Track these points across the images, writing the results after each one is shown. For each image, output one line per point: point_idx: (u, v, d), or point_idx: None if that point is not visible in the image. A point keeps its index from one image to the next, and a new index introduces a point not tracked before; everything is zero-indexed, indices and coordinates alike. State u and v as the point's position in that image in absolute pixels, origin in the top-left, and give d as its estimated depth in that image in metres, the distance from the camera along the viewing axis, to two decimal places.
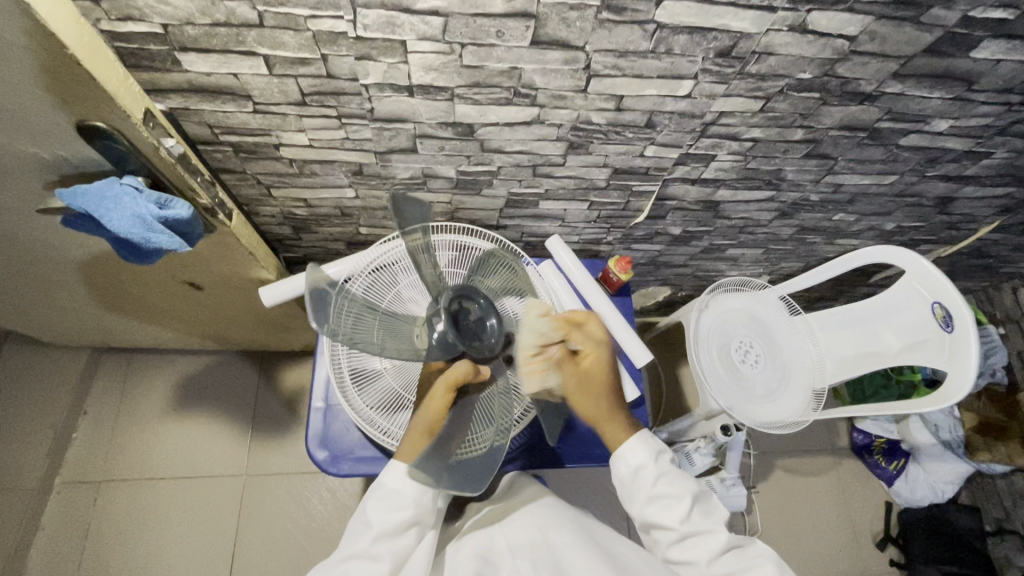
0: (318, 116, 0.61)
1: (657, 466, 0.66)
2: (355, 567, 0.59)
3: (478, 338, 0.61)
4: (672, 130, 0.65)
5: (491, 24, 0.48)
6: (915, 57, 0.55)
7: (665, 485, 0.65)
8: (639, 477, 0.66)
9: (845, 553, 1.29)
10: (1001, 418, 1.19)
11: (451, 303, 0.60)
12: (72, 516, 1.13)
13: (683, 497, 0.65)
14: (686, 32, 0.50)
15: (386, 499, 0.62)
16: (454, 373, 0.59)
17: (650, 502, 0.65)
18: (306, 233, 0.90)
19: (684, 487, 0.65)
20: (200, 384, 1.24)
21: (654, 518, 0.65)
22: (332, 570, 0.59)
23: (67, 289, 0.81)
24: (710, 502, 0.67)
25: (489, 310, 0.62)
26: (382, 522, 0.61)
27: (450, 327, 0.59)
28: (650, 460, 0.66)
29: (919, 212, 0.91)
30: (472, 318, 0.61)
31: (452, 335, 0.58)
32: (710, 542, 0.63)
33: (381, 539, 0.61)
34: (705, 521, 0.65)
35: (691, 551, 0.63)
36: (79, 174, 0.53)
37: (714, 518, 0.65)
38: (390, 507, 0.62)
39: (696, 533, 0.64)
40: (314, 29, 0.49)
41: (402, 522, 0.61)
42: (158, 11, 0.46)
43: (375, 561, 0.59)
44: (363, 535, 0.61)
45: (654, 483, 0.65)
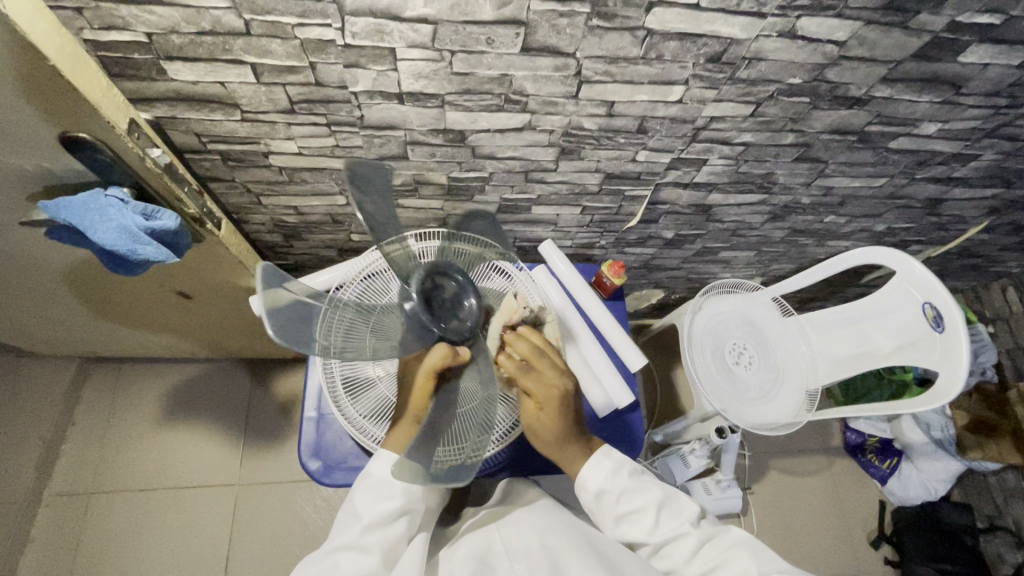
0: (308, 124, 0.60)
1: (616, 485, 0.65)
2: (344, 558, 0.58)
3: (451, 317, 0.57)
4: (664, 135, 0.65)
5: (482, 31, 0.48)
6: (904, 61, 0.56)
7: (629, 501, 0.65)
8: (602, 502, 0.65)
9: (840, 552, 1.29)
10: (994, 418, 1.20)
11: (424, 280, 0.57)
12: (62, 527, 1.11)
13: (648, 508, 0.64)
14: (677, 39, 0.50)
15: (374, 488, 0.61)
16: (431, 361, 0.55)
17: (620, 523, 0.65)
18: (297, 240, 0.90)
19: (646, 499, 0.65)
20: (191, 393, 1.23)
21: (628, 536, 0.65)
22: (322, 563, 0.59)
23: (53, 299, 0.80)
24: (676, 498, 0.67)
25: (466, 290, 0.58)
26: (371, 513, 0.60)
27: (421, 304, 0.55)
28: (608, 481, 0.65)
29: (909, 213, 0.92)
30: (449, 295, 0.57)
31: (422, 312, 0.55)
32: (684, 544, 0.64)
33: (370, 530, 0.60)
34: (674, 524, 0.65)
35: (670, 559, 0.64)
36: (65, 184, 0.53)
37: (683, 517, 0.65)
38: (378, 497, 0.61)
39: (668, 539, 0.64)
40: (302, 37, 0.48)
41: (391, 512, 0.60)
42: (143, 20, 0.46)
43: (364, 553, 0.59)
44: (351, 526, 0.60)
45: (617, 504, 0.65)
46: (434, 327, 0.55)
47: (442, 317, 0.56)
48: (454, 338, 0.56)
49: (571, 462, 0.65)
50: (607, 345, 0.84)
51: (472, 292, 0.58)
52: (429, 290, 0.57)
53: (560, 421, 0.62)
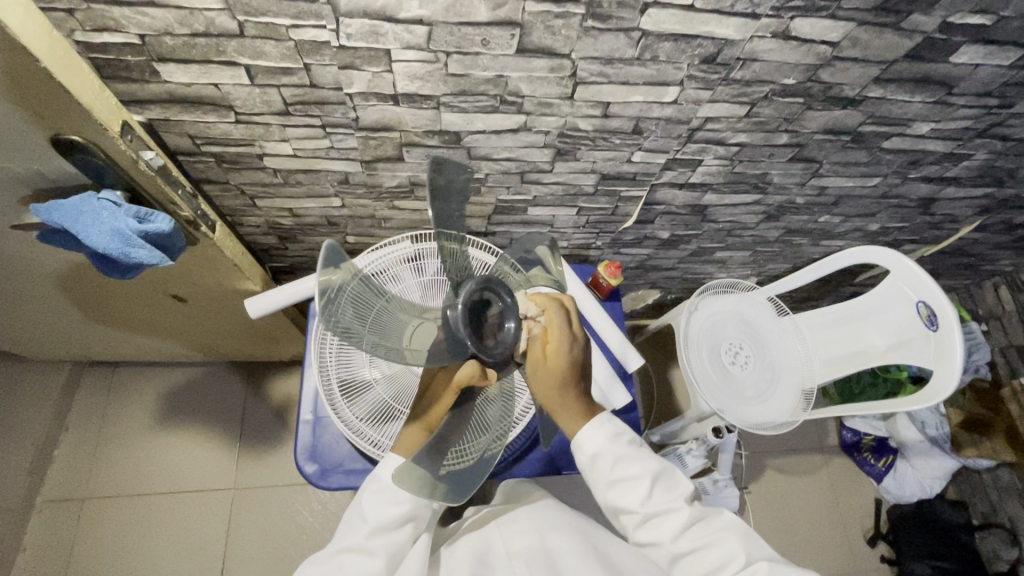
0: (302, 126, 0.60)
1: (613, 449, 0.63)
2: (349, 560, 0.58)
3: (489, 335, 0.55)
4: (658, 136, 0.65)
5: (477, 32, 0.48)
6: (896, 62, 0.56)
7: (624, 469, 0.63)
8: (597, 465, 0.63)
9: (837, 550, 1.29)
10: (986, 414, 1.22)
11: (471, 295, 0.55)
12: (56, 534, 1.10)
13: (643, 479, 0.62)
14: (671, 40, 0.50)
15: (383, 493, 0.61)
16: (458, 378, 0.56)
17: (611, 488, 0.63)
18: (293, 243, 0.89)
19: (642, 468, 0.63)
20: (187, 397, 1.22)
21: (616, 503, 0.63)
22: (326, 563, 0.58)
23: (46, 303, 0.79)
24: (672, 475, 0.65)
25: (511, 312, 0.57)
26: (379, 517, 0.59)
27: (465, 319, 0.53)
28: (606, 446, 0.63)
29: (902, 213, 0.92)
30: (490, 314, 0.56)
31: (462, 325, 0.53)
32: (675, 520, 0.62)
33: (377, 534, 0.59)
34: (667, 498, 0.63)
35: (656, 532, 0.62)
36: (57, 188, 0.52)
37: (676, 493, 0.63)
38: (385, 502, 0.60)
39: (659, 512, 0.62)
40: (297, 38, 0.48)
41: (398, 517, 0.60)
42: (135, 22, 0.45)
43: (370, 557, 0.58)
44: (357, 528, 0.60)
45: (611, 469, 0.63)
46: (472, 347, 0.53)
47: (483, 338, 0.54)
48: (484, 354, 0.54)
49: (568, 424, 0.63)
50: (604, 345, 0.84)
51: (514, 316, 0.57)
52: (474, 305, 0.55)
53: (568, 382, 0.60)
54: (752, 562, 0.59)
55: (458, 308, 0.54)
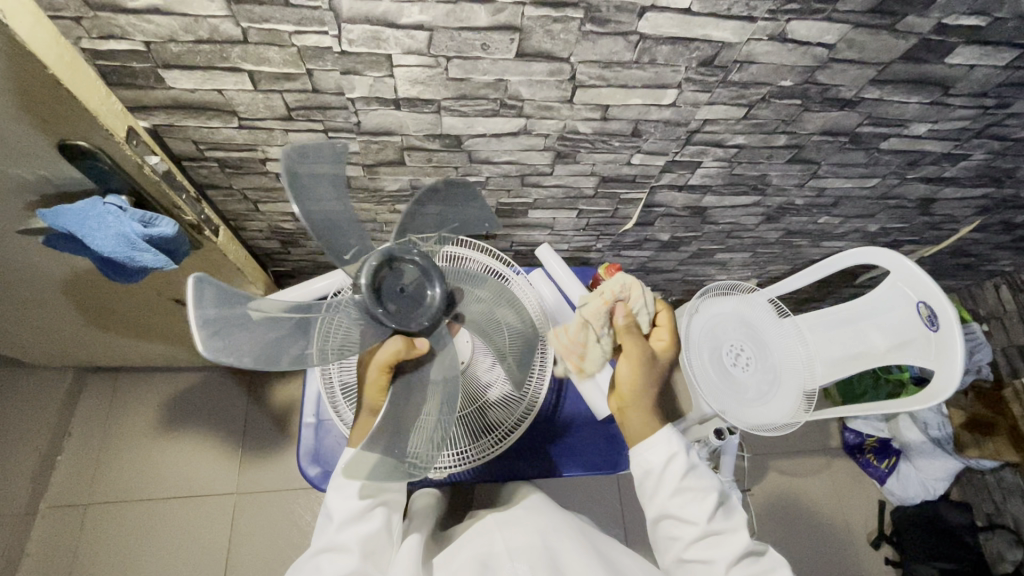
0: (305, 131, 0.60)
1: (687, 458, 0.64)
2: (326, 560, 0.58)
3: (411, 310, 0.55)
4: (658, 138, 0.66)
5: (477, 37, 0.48)
6: (892, 63, 0.57)
7: (692, 480, 0.63)
8: (669, 467, 0.63)
9: (840, 553, 1.29)
10: (987, 414, 1.21)
11: (376, 270, 0.54)
12: (58, 539, 1.10)
13: (709, 493, 0.63)
14: (669, 43, 0.51)
15: (342, 487, 0.62)
16: (384, 355, 0.53)
17: (676, 495, 0.63)
18: (295, 247, 0.90)
19: (710, 482, 0.64)
20: (189, 401, 1.22)
21: (678, 510, 0.62)
22: (306, 567, 0.59)
23: (50, 308, 0.80)
24: (730, 501, 0.66)
25: (428, 276, 0.56)
26: (343, 509, 0.60)
27: (371, 296, 0.53)
28: (680, 451, 0.64)
29: (901, 214, 0.93)
30: (409, 285, 0.55)
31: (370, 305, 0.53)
32: (733, 541, 0.62)
33: (345, 527, 0.60)
34: (728, 519, 0.63)
35: (712, 551, 0.61)
36: (64, 193, 0.53)
37: (734, 518, 0.64)
38: (346, 495, 0.61)
39: (719, 530, 0.62)
40: (299, 44, 0.49)
41: (362, 506, 0.61)
42: (140, 29, 0.46)
43: (345, 554, 0.59)
44: (327, 528, 0.61)
45: (683, 474, 0.63)
46: (388, 322, 0.54)
47: (394, 308, 0.54)
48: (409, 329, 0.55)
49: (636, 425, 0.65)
50: None
51: (434, 279, 0.56)
52: (384, 281, 0.55)
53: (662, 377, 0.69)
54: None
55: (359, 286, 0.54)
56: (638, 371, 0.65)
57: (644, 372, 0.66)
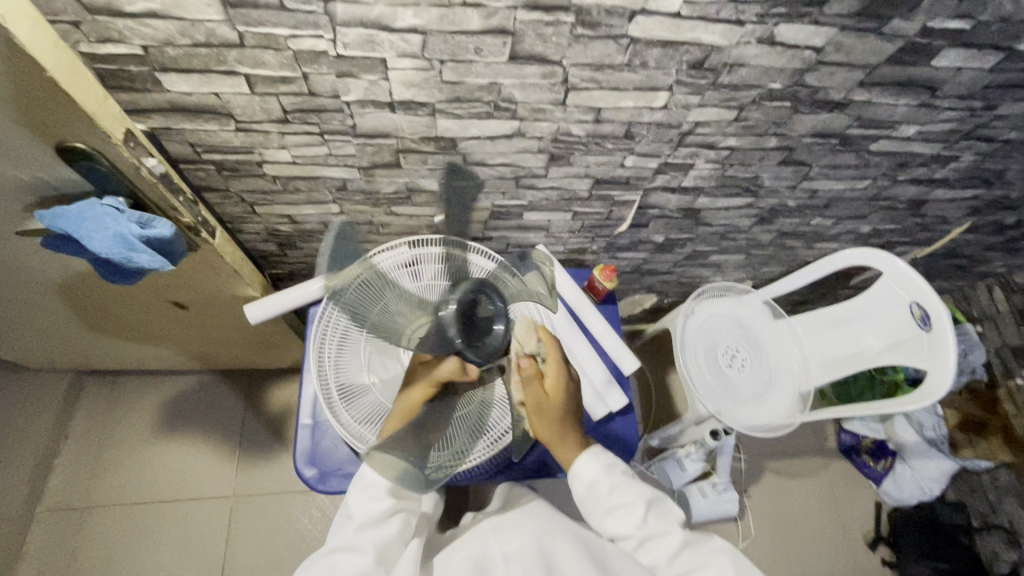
0: (301, 133, 0.61)
1: (609, 477, 0.67)
2: (340, 559, 0.59)
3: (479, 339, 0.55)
4: (650, 141, 0.67)
5: (470, 40, 0.49)
6: (880, 66, 0.57)
7: (619, 496, 0.66)
8: (595, 492, 0.66)
9: (837, 554, 1.29)
10: (981, 414, 1.23)
11: (464, 299, 0.55)
12: (55, 543, 1.10)
13: (637, 504, 0.65)
14: (660, 46, 0.52)
15: (366, 489, 0.63)
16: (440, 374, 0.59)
17: (606, 515, 0.65)
18: (292, 249, 0.90)
19: (637, 494, 0.66)
20: (186, 405, 1.22)
21: (613, 529, 0.65)
22: (321, 563, 0.60)
23: (48, 311, 0.80)
24: (664, 502, 0.68)
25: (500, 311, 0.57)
26: (366, 512, 0.62)
27: (454, 321, 0.54)
28: (600, 473, 0.66)
29: (893, 215, 0.94)
30: (483, 316, 0.56)
31: (451, 328, 0.54)
32: (669, 543, 0.64)
33: (364, 528, 0.61)
34: (661, 523, 0.65)
35: (653, 556, 0.64)
36: (62, 195, 0.53)
37: (669, 519, 0.66)
38: (370, 497, 0.63)
39: (653, 536, 0.64)
40: (295, 48, 0.49)
41: (385, 510, 0.62)
42: (138, 33, 0.47)
43: (360, 553, 0.59)
44: (347, 527, 0.62)
45: (609, 495, 0.66)
46: (461, 346, 0.55)
47: (467, 335, 0.55)
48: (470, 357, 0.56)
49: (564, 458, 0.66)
50: (601, 348, 0.84)
51: (504, 316, 0.57)
52: (467, 309, 0.55)
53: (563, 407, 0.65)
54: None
55: (449, 307, 0.54)
56: (537, 418, 0.64)
57: (547, 416, 0.64)
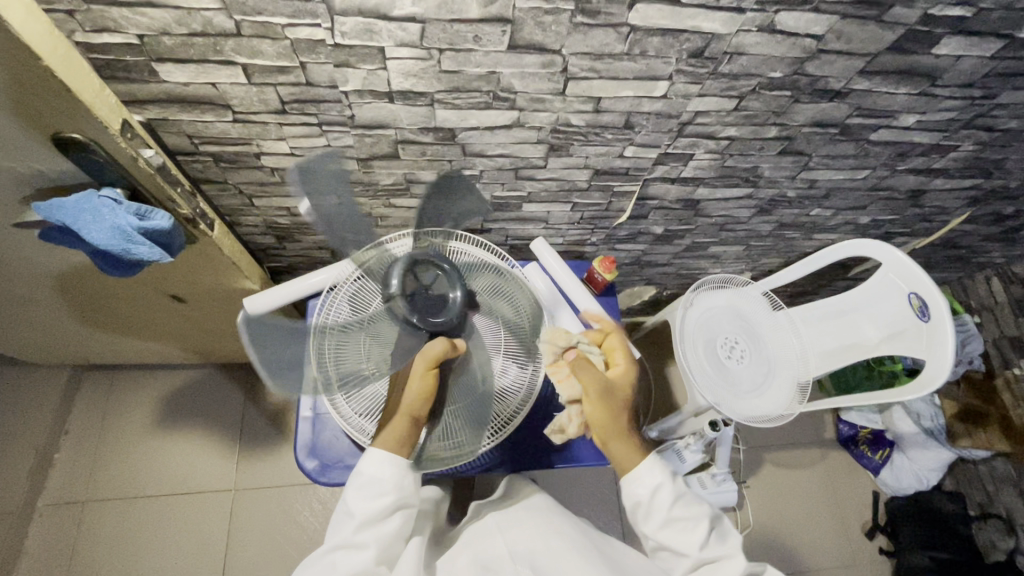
0: (299, 124, 0.61)
1: (674, 487, 0.65)
2: (340, 557, 0.59)
3: (439, 312, 0.58)
4: (650, 131, 0.66)
5: (468, 29, 0.49)
6: (880, 54, 0.57)
7: (681, 509, 0.64)
8: (657, 498, 0.64)
9: (835, 544, 1.30)
10: (979, 404, 1.24)
11: (405, 274, 0.57)
12: (57, 537, 1.10)
13: (703, 522, 0.64)
14: (659, 35, 0.52)
15: (364, 486, 0.61)
16: (432, 352, 0.58)
17: (666, 526, 0.64)
18: (290, 242, 0.90)
19: (699, 509, 0.65)
20: (185, 399, 1.22)
21: (670, 542, 0.64)
22: (320, 563, 0.59)
23: (46, 305, 0.80)
24: (725, 525, 0.67)
25: (450, 280, 0.59)
26: (366, 510, 0.61)
27: (404, 300, 0.57)
28: (665, 480, 0.65)
29: (892, 205, 0.94)
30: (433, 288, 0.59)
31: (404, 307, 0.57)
32: (730, 566, 0.62)
33: (364, 527, 0.60)
34: (722, 546, 0.64)
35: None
36: (59, 186, 0.53)
37: (730, 543, 0.65)
38: (370, 495, 0.61)
39: (714, 558, 0.63)
40: (292, 37, 0.49)
41: (384, 508, 0.61)
42: (134, 22, 0.46)
43: (360, 550, 0.59)
44: (346, 524, 0.61)
45: (671, 506, 0.64)
46: (421, 322, 0.57)
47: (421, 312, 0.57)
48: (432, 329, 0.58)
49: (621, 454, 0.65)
50: None
51: (455, 284, 0.59)
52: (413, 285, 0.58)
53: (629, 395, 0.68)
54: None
55: (392, 286, 0.57)
56: (606, 402, 0.65)
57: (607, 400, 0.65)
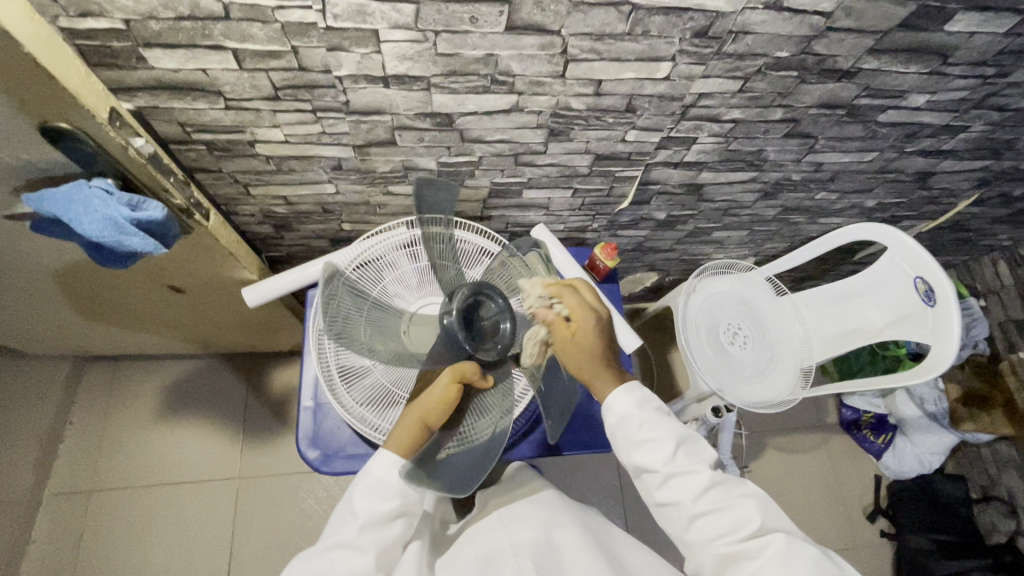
0: (292, 111, 0.59)
1: (637, 414, 0.63)
2: (340, 557, 0.58)
3: (486, 340, 0.61)
4: (653, 114, 0.65)
5: (465, 10, 0.47)
6: (890, 32, 0.56)
7: (648, 432, 0.63)
8: (622, 426, 0.63)
9: (836, 527, 1.31)
10: (984, 389, 1.23)
11: (466, 298, 0.61)
12: (64, 526, 1.11)
13: (667, 441, 0.62)
14: (663, 13, 0.50)
15: (371, 488, 0.61)
16: (462, 367, 0.59)
17: (634, 449, 0.63)
18: (288, 231, 0.89)
19: (666, 431, 0.62)
20: (188, 389, 1.23)
21: (637, 460, 0.63)
22: (317, 560, 0.58)
23: (44, 297, 0.79)
24: (696, 442, 0.64)
25: (505, 315, 0.61)
26: (369, 512, 0.60)
27: (459, 323, 0.60)
28: (631, 408, 0.63)
29: (899, 188, 0.92)
30: (487, 316, 0.61)
31: (458, 330, 0.60)
32: (693, 483, 0.61)
33: (367, 530, 0.60)
34: (689, 462, 0.62)
35: (675, 492, 0.61)
36: (49, 177, 0.52)
37: (699, 459, 0.63)
38: (374, 497, 0.61)
39: (679, 473, 0.61)
40: (283, 20, 0.47)
41: (387, 513, 0.60)
42: (119, 6, 0.45)
43: (360, 552, 0.59)
44: (348, 524, 0.60)
45: (636, 431, 0.63)
46: (462, 344, 0.60)
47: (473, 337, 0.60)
48: (482, 358, 0.61)
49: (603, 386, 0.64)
50: None
51: (508, 316, 0.61)
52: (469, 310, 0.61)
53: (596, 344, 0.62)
54: (769, 530, 0.59)
55: (452, 313, 0.60)
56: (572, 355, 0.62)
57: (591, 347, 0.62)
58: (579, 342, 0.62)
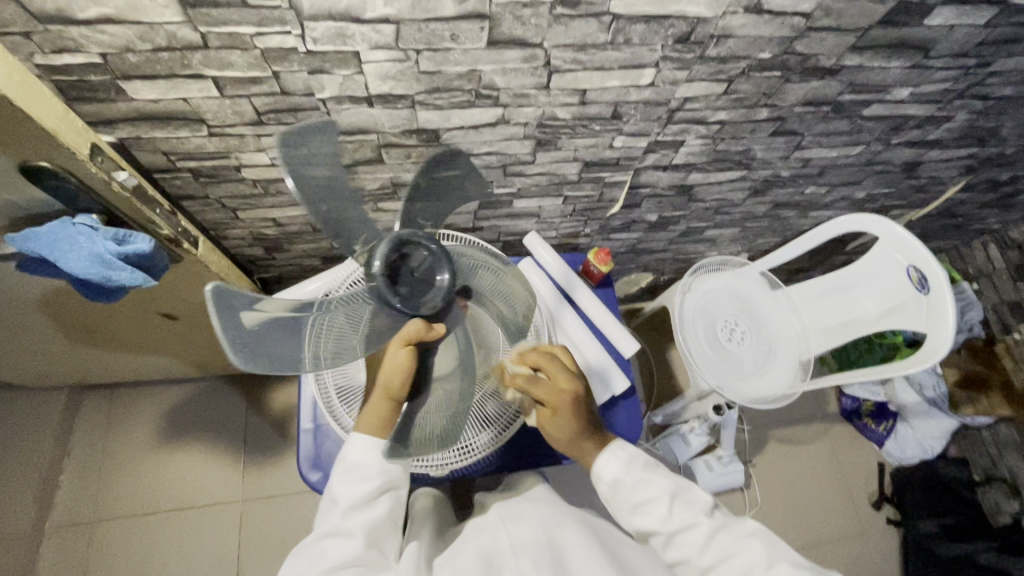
0: (277, 135, 0.59)
1: (631, 475, 0.65)
2: (329, 545, 0.58)
3: (424, 294, 0.52)
4: (639, 119, 0.65)
5: (445, 27, 0.47)
6: (872, 28, 0.56)
7: (643, 491, 0.64)
8: (617, 492, 0.65)
9: (842, 516, 1.31)
10: (984, 371, 1.24)
11: (387, 257, 0.52)
12: (66, 558, 1.10)
13: (661, 497, 0.64)
14: (643, 21, 0.50)
15: (347, 472, 0.60)
16: (406, 332, 0.51)
17: (635, 511, 0.64)
18: (279, 252, 0.88)
19: (658, 487, 0.64)
20: (186, 411, 1.22)
21: (642, 526, 0.64)
22: (309, 552, 0.58)
23: (34, 330, 0.79)
24: (690, 490, 0.66)
25: (437, 262, 0.52)
26: (349, 496, 0.59)
27: (384, 282, 0.51)
28: (622, 471, 0.65)
29: (888, 178, 0.92)
30: (417, 267, 0.53)
31: (388, 290, 0.51)
32: (696, 534, 0.62)
33: (350, 513, 0.59)
34: (687, 514, 0.63)
35: (682, 549, 0.62)
36: (32, 215, 0.51)
37: (696, 508, 0.64)
38: (352, 481, 0.60)
39: (680, 527, 0.63)
40: (262, 46, 0.47)
41: (369, 494, 0.60)
42: (95, 41, 0.44)
43: (349, 538, 0.58)
44: (333, 511, 0.60)
45: (631, 494, 0.64)
46: (400, 306, 0.51)
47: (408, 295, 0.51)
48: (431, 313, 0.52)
49: (586, 453, 0.65)
50: (601, 332, 0.82)
51: (444, 261, 0.52)
52: (395, 266, 0.52)
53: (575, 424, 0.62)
54: (775, 564, 0.58)
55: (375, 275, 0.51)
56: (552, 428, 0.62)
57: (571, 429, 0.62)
58: (556, 423, 0.62)
